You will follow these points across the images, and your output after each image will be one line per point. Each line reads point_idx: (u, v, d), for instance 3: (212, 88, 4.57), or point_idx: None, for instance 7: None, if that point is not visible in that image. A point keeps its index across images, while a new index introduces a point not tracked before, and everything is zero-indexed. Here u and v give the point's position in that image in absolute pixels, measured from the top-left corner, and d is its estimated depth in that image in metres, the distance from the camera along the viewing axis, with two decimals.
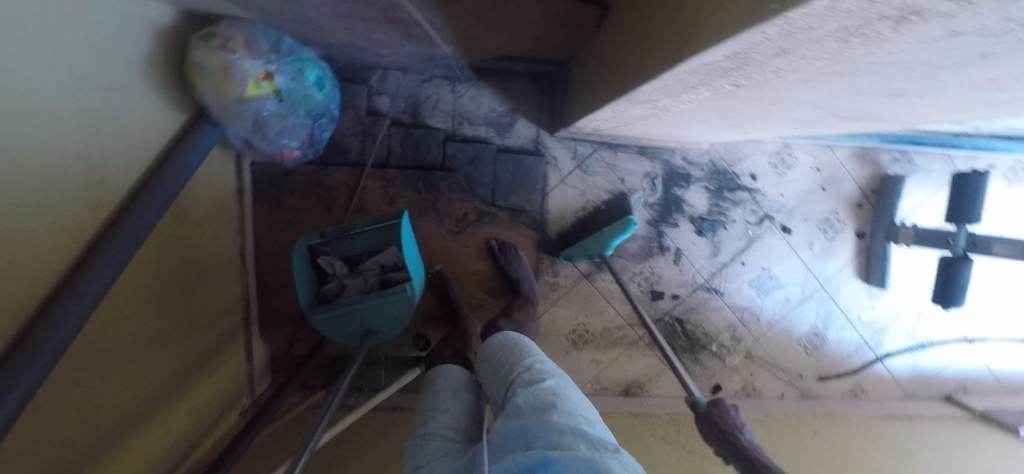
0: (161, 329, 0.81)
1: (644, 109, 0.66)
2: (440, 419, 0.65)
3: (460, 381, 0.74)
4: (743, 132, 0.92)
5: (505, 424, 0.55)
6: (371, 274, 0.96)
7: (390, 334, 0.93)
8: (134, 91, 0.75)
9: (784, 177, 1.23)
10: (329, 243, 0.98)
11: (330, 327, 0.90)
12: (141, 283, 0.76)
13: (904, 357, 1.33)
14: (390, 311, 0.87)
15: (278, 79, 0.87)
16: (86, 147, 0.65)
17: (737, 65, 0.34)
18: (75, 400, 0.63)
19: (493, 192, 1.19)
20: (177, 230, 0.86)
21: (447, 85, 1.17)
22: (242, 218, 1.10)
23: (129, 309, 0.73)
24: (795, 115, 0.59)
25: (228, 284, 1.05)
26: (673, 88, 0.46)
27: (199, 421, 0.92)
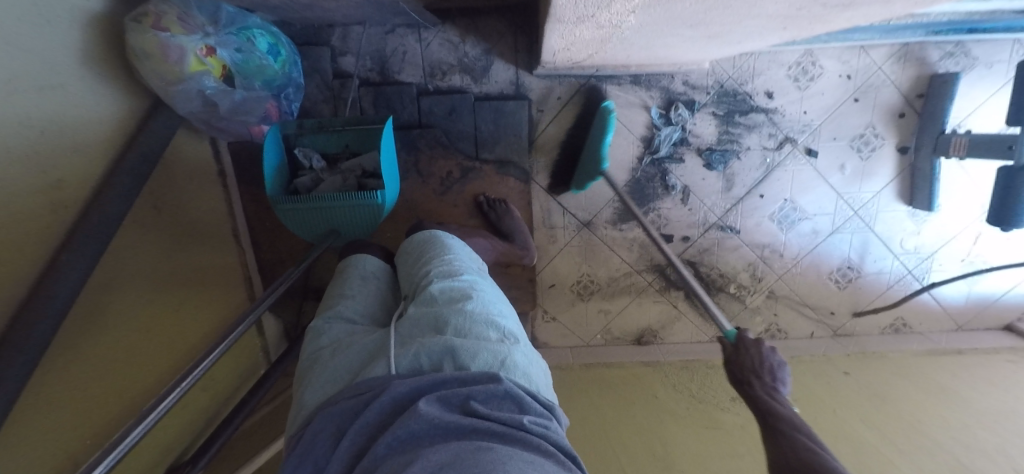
0: (163, 311, 0.85)
1: (595, 31, 0.63)
2: (345, 303, 0.67)
3: (371, 270, 0.76)
4: (736, 43, 0.80)
5: (415, 309, 0.56)
6: (350, 175, 0.94)
7: (353, 235, 0.95)
8: (76, 88, 0.73)
9: (807, 92, 1.06)
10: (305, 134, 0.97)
11: (302, 217, 0.88)
12: (128, 275, 0.78)
13: (956, 285, 1.18)
14: (360, 216, 0.89)
15: (222, 54, 0.83)
16: (35, 151, 0.65)
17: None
18: (79, 390, 0.67)
19: (476, 145, 1.12)
20: (166, 218, 0.88)
21: (412, 34, 1.07)
22: (229, 199, 1.11)
23: (119, 302, 0.75)
24: (779, 5, 0.47)
25: (223, 259, 1.07)
26: None
27: (218, 394, 0.98)
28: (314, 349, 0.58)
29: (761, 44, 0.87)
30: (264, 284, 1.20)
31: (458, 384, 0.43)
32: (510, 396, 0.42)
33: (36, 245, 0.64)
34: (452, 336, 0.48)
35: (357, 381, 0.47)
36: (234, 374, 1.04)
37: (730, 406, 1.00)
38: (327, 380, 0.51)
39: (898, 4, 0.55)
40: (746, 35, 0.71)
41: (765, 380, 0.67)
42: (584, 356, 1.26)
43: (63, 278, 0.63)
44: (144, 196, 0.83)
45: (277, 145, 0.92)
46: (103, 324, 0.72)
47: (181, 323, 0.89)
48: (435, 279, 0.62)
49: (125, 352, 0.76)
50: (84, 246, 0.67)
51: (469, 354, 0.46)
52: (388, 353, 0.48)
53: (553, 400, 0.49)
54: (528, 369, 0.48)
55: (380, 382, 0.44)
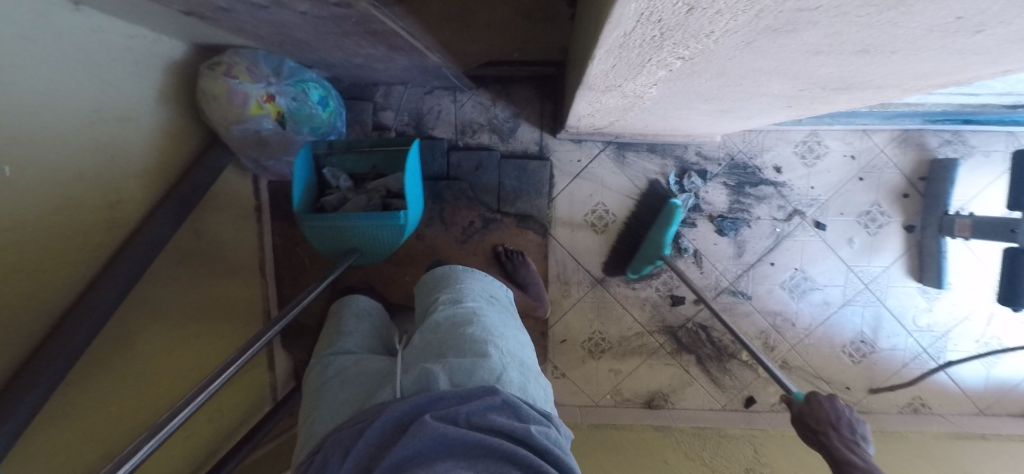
0: (186, 335, 0.87)
1: (620, 99, 0.70)
2: (348, 336, 0.69)
3: (360, 307, 0.77)
4: (745, 119, 0.88)
5: (421, 336, 0.61)
6: (375, 194, 0.97)
7: (375, 254, 0.96)
8: (149, 122, 0.82)
9: (813, 169, 1.13)
10: (334, 155, 1.02)
11: (324, 235, 0.92)
12: (159, 297, 0.80)
13: (974, 366, 1.16)
14: (382, 234, 0.90)
15: (279, 102, 0.94)
16: (102, 172, 0.71)
17: (663, 35, 0.36)
18: (86, 411, 0.68)
19: (499, 199, 1.18)
20: (203, 246, 0.92)
21: (448, 95, 1.17)
22: (261, 232, 1.16)
23: (146, 324, 0.78)
24: (788, 81, 0.55)
25: (248, 284, 1.10)
26: (622, 66, 0.49)
27: (219, 429, 0.95)
28: (322, 380, 0.60)
29: (769, 122, 0.94)
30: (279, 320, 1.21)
31: (455, 399, 0.47)
32: (508, 404, 0.46)
33: (80, 260, 0.68)
34: (452, 360, 0.52)
35: (365, 406, 0.50)
36: (237, 409, 1.01)
37: None
38: (335, 410, 0.54)
39: (890, 92, 0.62)
40: (755, 112, 0.79)
41: (842, 430, 0.66)
42: (592, 417, 1.22)
43: (98, 295, 0.65)
44: (184, 229, 0.87)
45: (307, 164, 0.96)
46: (125, 352, 0.74)
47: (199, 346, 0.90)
48: (440, 306, 0.65)
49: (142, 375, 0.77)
50: (125, 264, 0.70)
51: (467, 373, 0.50)
52: (393, 379, 0.53)
53: (550, 411, 0.52)
54: (523, 387, 0.52)
55: (383, 405, 0.48)
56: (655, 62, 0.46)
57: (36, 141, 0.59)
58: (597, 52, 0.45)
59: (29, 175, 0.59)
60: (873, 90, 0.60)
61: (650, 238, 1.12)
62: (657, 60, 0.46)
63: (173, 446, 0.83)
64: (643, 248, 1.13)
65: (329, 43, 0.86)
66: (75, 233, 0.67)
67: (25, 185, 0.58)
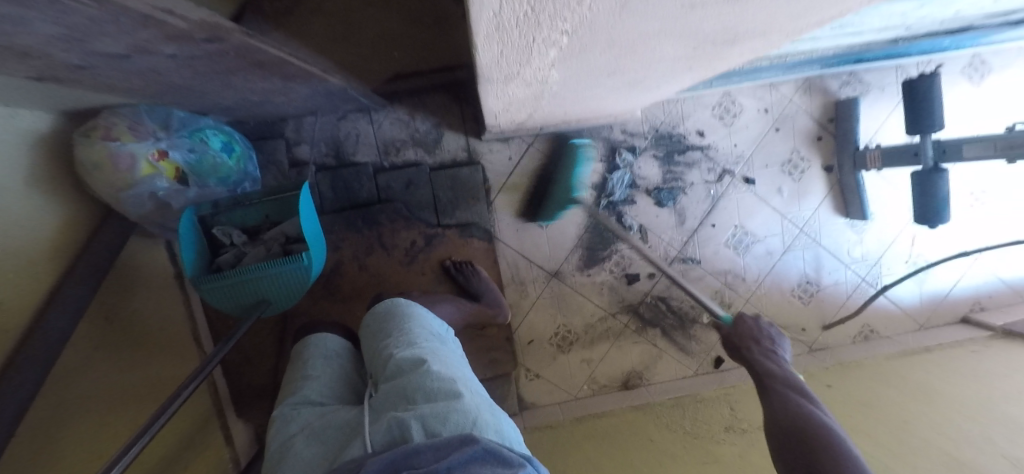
0: (111, 430, 0.78)
1: (526, 88, 0.68)
2: (311, 386, 0.64)
3: (332, 348, 0.74)
4: (656, 89, 0.89)
5: (386, 384, 0.55)
6: (273, 243, 0.94)
7: (281, 303, 0.91)
8: (24, 206, 0.74)
9: (733, 127, 1.16)
10: (222, 213, 0.98)
11: (221, 296, 0.84)
12: (68, 397, 0.71)
13: (908, 285, 1.25)
14: (283, 279, 0.86)
15: (173, 156, 0.86)
16: None
17: (536, 9, 0.31)
18: None
19: (437, 213, 1.16)
20: (113, 330, 0.84)
21: (364, 117, 1.13)
22: (188, 300, 1.08)
23: (55, 428, 0.68)
24: (675, 45, 0.56)
25: (182, 361, 1.02)
26: (510, 50, 0.46)
27: None
28: (283, 436, 0.54)
29: (680, 88, 0.96)
30: (228, 386, 1.13)
31: (433, 452, 0.41)
32: (489, 454, 0.41)
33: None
34: (423, 406, 0.47)
35: (333, 466, 0.44)
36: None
37: (725, 437, 0.97)
38: (303, 472, 0.47)
39: (777, 39, 0.63)
40: (661, 79, 0.79)
41: (764, 344, 0.89)
42: (573, 410, 1.21)
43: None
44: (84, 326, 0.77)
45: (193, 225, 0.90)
46: (38, 470, 0.63)
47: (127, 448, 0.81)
48: (397, 349, 0.61)
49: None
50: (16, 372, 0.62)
51: (441, 419, 0.45)
52: (362, 431, 0.47)
53: (526, 453, 0.49)
54: (499, 427, 0.48)
55: (357, 462, 0.42)
56: (541, 40, 0.42)
57: None
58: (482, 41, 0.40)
59: None
60: (759, 40, 0.61)
61: (560, 181, 1.15)
62: (542, 37, 0.42)
63: None
64: (556, 190, 1.15)
65: (217, 84, 0.80)
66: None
67: None
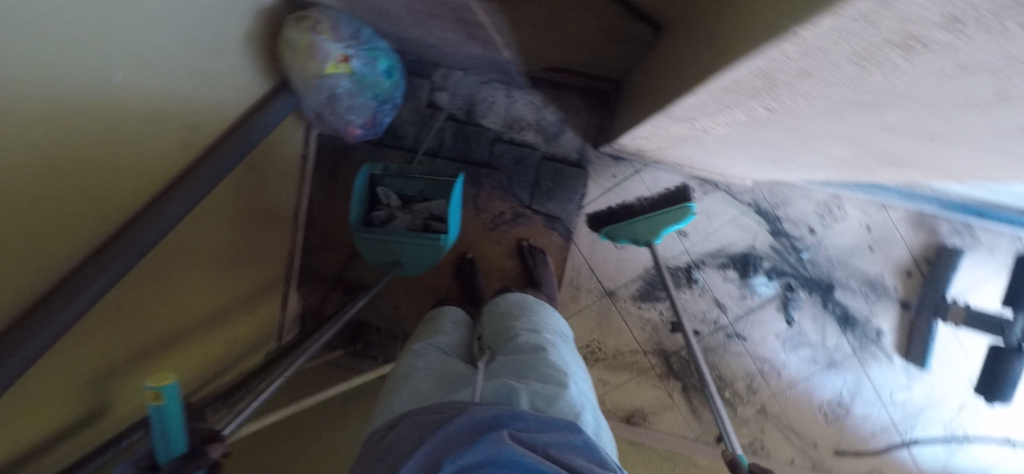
0: (213, 253, 0.96)
1: (685, 130, 0.74)
2: (441, 337, 0.72)
3: (461, 319, 0.80)
4: (784, 170, 0.91)
5: (504, 357, 0.61)
6: (420, 215, 1.07)
7: (415, 268, 1.06)
8: (233, 58, 0.91)
9: (828, 230, 1.18)
10: (387, 177, 1.11)
11: (371, 248, 1.01)
12: (206, 216, 0.91)
13: (936, 448, 1.22)
14: (423, 250, 1.00)
15: (355, 64, 1.00)
16: (186, 95, 0.82)
17: (767, 88, 0.47)
18: (138, 302, 0.78)
19: (532, 196, 1.25)
20: (249, 178, 1.01)
21: (503, 89, 1.23)
22: (301, 182, 1.24)
23: (192, 237, 0.88)
24: (830, 155, 0.63)
25: (278, 232, 1.19)
26: (710, 106, 0.57)
27: (223, 352, 1.07)
28: (408, 368, 0.63)
29: (807, 178, 1.00)
30: (302, 263, 1.31)
31: (535, 423, 0.47)
32: (585, 447, 0.47)
33: (152, 171, 0.78)
34: (533, 383, 0.54)
35: (444, 402, 0.53)
36: (248, 337, 1.15)
37: None
38: (417, 398, 0.56)
39: (925, 176, 0.67)
40: (800, 168, 0.81)
41: None
42: None
43: (172, 205, 0.76)
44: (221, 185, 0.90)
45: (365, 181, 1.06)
46: (172, 263, 0.84)
47: (199, 293, 0.95)
48: (518, 328, 0.66)
49: (176, 281, 0.86)
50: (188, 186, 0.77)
51: (548, 402, 0.51)
52: (475, 384, 0.55)
53: (617, 464, 0.52)
54: (597, 431, 0.52)
55: (461, 407, 0.50)
56: (736, 111, 0.56)
57: (136, 61, 0.70)
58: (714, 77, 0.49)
59: (121, 88, 0.69)
60: (902, 174, 0.66)
61: (654, 221, 1.10)
62: (739, 110, 0.55)
63: (180, 357, 0.93)
64: (636, 223, 1.13)
65: (413, 21, 0.92)
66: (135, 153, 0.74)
67: (125, 94, 0.70)
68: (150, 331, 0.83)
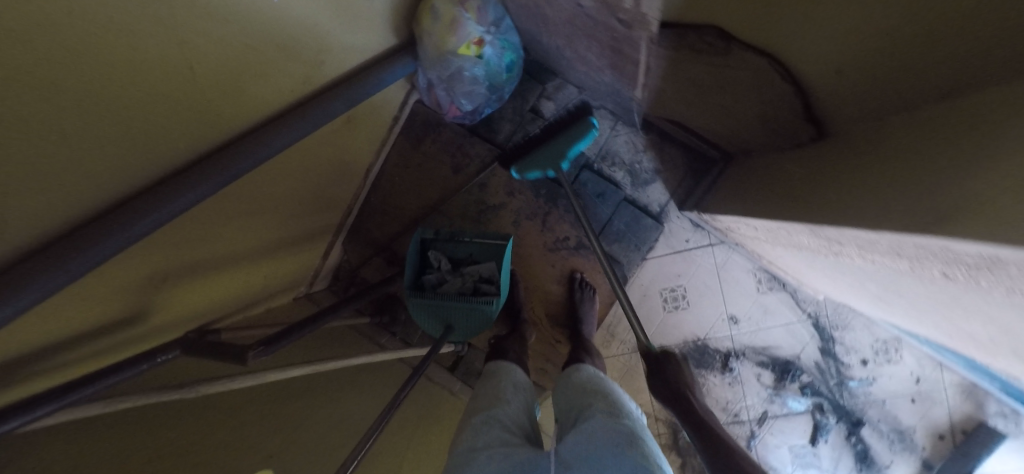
0: (287, 188, 0.95)
1: (814, 240, 0.65)
2: (505, 407, 0.70)
3: (522, 384, 0.79)
4: (891, 310, 0.82)
5: (572, 440, 0.59)
6: (470, 278, 1.12)
7: (463, 331, 1.12)
8: (375, 8, 0.90)
9: (877, 368, 1.16)
10: (440, 241, 1.16)
11: (420, 311, 1.09)
12: (296, 152, 0.88)
13: None
14: (472, 311, 1.08)
15: (487, 50, 0.98)
16: (324, 30, 0.79)
17: (976, 268, 0.36)
18: (207, 223, 0.75)
19: (601, 232, 1.24)
20: (346, 126, 1.00)
21: (610, 120, 1.22)
22: (385, 142, 1.25)
23: (278, 169, 0.87)
24: (965, 332, 0.60)
25: (346, 183, 1.19)
26: (878, 245, 0.49)
27: (263, 282, 1.09)
28: (472, 444, 0.61)
29: (886, 316, 0.98)
30: (357, 217, 1.34)
31: None
32: None
33: (274, 97, 0.74)
34: None
35: None
36: (289, 273, 1.18)
37: None
38: None
39: None
40: (907, 315, 0.76)
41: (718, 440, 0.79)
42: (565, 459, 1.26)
43: (281, 135, 0.72)
44: (320, 129, 0.88)
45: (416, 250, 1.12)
46: (249, 187, 0.81)
47: (263, 222, 0.94)
48: (590, 409, 0.64)
49: (247, 209, 0.85)
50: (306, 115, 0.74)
51: None
52: None
53: None
54: None
55: None
56: (907, 266, 0.48)
57: None
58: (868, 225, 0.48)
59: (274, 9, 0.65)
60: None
61: (555, 144, 1.06)
62: (911, 266, 0.47)
63: (221, 279, 0.92)
64: (547, 151, 1.06)
65: (562, 33, 0.91)
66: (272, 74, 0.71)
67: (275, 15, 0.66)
68: (214, 248, 0.82)
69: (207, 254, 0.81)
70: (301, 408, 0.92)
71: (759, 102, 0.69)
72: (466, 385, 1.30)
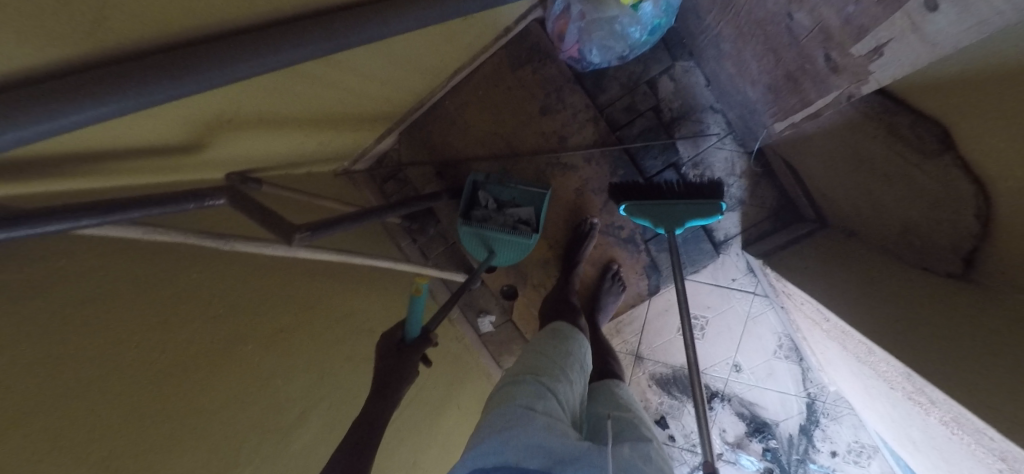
0: (376, 72, 0.86)
1: (889, 375, 0.60)
2: (564, 385, 0.73)
3: (583, 370, 0.81)
4: (904, 444, 0.81)
5: (626, 448, 0.60)
6: (513, 219, 1.11)
7: (505, 260, 1.16)
8: None
9: (841, 463, 1.21)
10: (490, 184, 1.13)
11: (466, 240, 1.13)
12: (400, 40, 0.78)
13: None
14: (517, 246, 1.10)
15: (646, 6, 0.94)
16: None
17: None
18: (293, 89, 0.69)
19: (654, 235, 1.18)
20: (457, 24, 0.88)
21: (723, 128, 1.09)
22: (484, 51, 1.13)
23: (377, 51, 0.76)
24: None
25: (428, 80, 1.09)
26: (961, 421, 0.44)
27: (320, 150, 1.04)
28: (528, 403, 0.65)
29: (885, 436, 0.98)
30: (425, 116, 1.26)
31: None
32: None
33: None
34: None
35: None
36: (344, 148, 1.13)
37: None
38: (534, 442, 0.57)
39: None
40: (922, 463, 0.75)
41: None
42: None
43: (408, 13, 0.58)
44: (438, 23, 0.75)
45: (466, 190, 1.11)
46: (346, 65, 0.73)
47: (344, 96, 0.86)
48: (629, 427, 0.67)
49: (331, 84, 0.77)
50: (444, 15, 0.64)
51: None
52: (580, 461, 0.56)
53: None
54: None
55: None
56: (969, 441, 0.46)
57: None
58: (929, 386, 0.45)
59: None
60: None
61: (679, 204, 1.01)
62: (973, 444, 0.46)
63: (285, 140, 0.86)
64: (668, 202, 1.02)
65: (736, 26, 0.77)
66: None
67: None
68: (294, 110, 0.76)
69: (285, 116, 0.77)
70: (318, 288, 0.93)
71: (922, 210, 0.60)
72: (463, 316, 1.33)
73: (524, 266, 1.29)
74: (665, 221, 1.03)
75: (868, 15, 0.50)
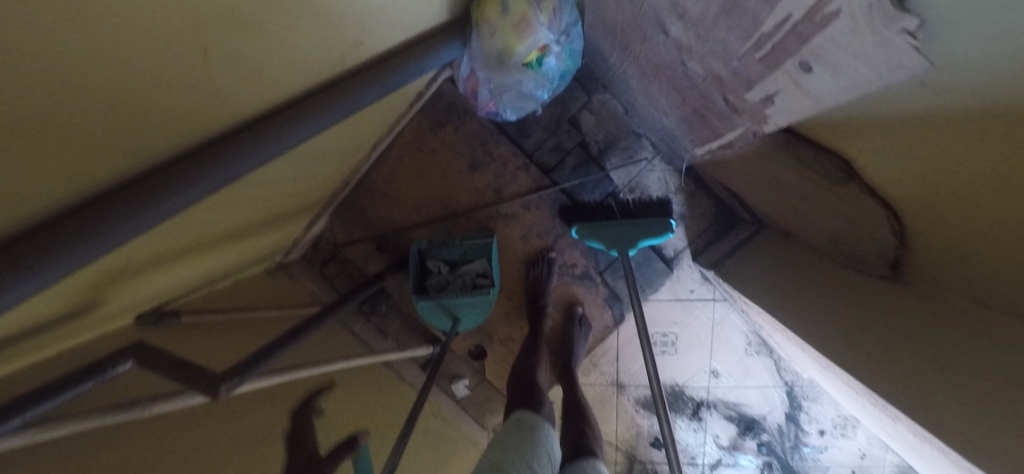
0: (290, 179, 0.80)
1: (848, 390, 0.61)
2: None
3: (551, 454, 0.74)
4: None
5: None
6: (468, 277, 1.06)
7: (471, 321, 1.09)
8: None
9: (831, 440, 1.23)
10: (434, 249, 1.08)
11: (426, 314, 1.05)
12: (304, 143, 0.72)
13: None
14: (480, 305, 1.03)
15: (549, 59, 0.89)
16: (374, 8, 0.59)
17: None
18: (193, 229, 0.62)
19: (607, 265, 1.18)
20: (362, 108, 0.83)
21: (650, 151, 1.10)
22: (400, 119, 1.09)
23: (284, 165, 0.70)
24: None
25: (347, 160, 1.03)
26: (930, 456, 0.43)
27: (243, 259, 0.96)
28: None
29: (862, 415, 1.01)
30: (353, 191, 1.20)
31: None
32: None
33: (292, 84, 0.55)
34: None
35: None
36: (271, 247, 1.04)
37: None
38: None
39: None
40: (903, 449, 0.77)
41: None
42: None
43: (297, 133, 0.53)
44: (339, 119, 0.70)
45: (413, 262, 1.06)
46: (250, 188, 0.67)
47: (262, 208, 0.80)
48: None
49: (238, 210, 0.70)
50: (342, 113, 0.60)
51: None
52: None
53: None
54: None
55: None
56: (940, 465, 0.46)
57: None
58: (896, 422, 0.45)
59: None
60: None
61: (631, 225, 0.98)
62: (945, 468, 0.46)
63: (197, 270, 0.78)
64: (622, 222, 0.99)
65: (639, 68, 0.78)
66: (310, 63, 0.55)
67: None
68: (203, 243, 0.69)
69: (190, 252, 0.69)
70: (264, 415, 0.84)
71: (844, 225, 0.62)
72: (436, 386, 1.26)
73: (489, 321, 1.25)
74: (622, 240, 1.00)
75: (753, 70, 0.53)
